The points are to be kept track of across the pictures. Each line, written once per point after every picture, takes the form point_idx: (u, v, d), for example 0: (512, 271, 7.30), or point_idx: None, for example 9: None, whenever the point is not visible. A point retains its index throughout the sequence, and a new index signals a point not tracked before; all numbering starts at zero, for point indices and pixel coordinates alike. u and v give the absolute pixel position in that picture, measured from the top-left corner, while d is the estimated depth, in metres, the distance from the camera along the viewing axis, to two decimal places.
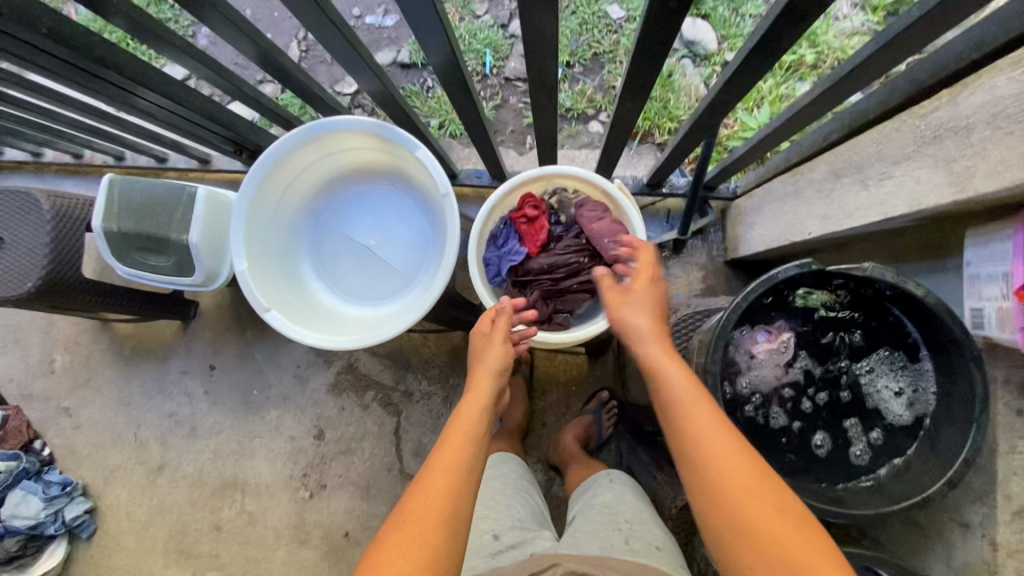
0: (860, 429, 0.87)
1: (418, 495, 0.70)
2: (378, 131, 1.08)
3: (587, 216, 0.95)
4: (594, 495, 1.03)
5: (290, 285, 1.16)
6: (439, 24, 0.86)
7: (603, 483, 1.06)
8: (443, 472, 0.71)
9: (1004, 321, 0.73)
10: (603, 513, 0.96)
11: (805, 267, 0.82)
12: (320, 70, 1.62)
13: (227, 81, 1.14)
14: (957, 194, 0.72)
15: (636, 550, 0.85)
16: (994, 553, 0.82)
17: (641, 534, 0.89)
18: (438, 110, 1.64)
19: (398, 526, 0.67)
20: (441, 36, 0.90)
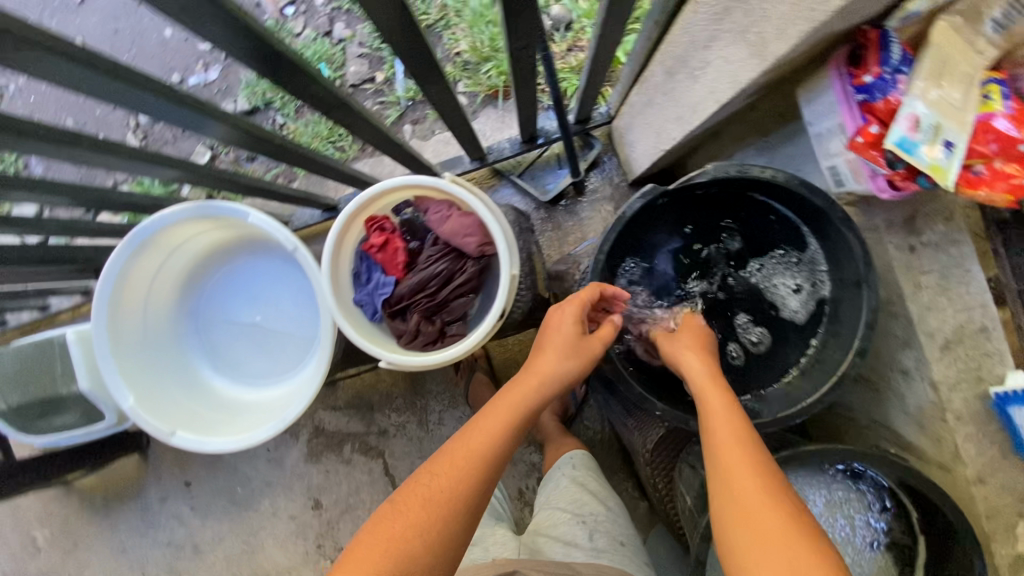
0: (761, 334, 0.85)
1: (435, 475, 0.68)
2: (202, 210, 1.00)
3: (435, 220, 0.89)
4: (556, 487, 1.10)
5: (191, 395, 1.09)
6: (197, 110, 0.81)
7: (565, 472, 1.12)
8: (469, 455, 0.69)
9: (852, 173, 0.69)
10: (567, 507, 1.03)
11: (649, 194, 0.78)
12: (168, 149, 1.66)
13: (33, 227, 1.03)
14: (764, 63, 0.65)
15: (602, 549, 0.95)
16: (938, 391, 0.80)
17: (606, 529, 0.99)
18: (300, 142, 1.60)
19: (412, 499, 0.66)
20: (209, 117, 0.85)
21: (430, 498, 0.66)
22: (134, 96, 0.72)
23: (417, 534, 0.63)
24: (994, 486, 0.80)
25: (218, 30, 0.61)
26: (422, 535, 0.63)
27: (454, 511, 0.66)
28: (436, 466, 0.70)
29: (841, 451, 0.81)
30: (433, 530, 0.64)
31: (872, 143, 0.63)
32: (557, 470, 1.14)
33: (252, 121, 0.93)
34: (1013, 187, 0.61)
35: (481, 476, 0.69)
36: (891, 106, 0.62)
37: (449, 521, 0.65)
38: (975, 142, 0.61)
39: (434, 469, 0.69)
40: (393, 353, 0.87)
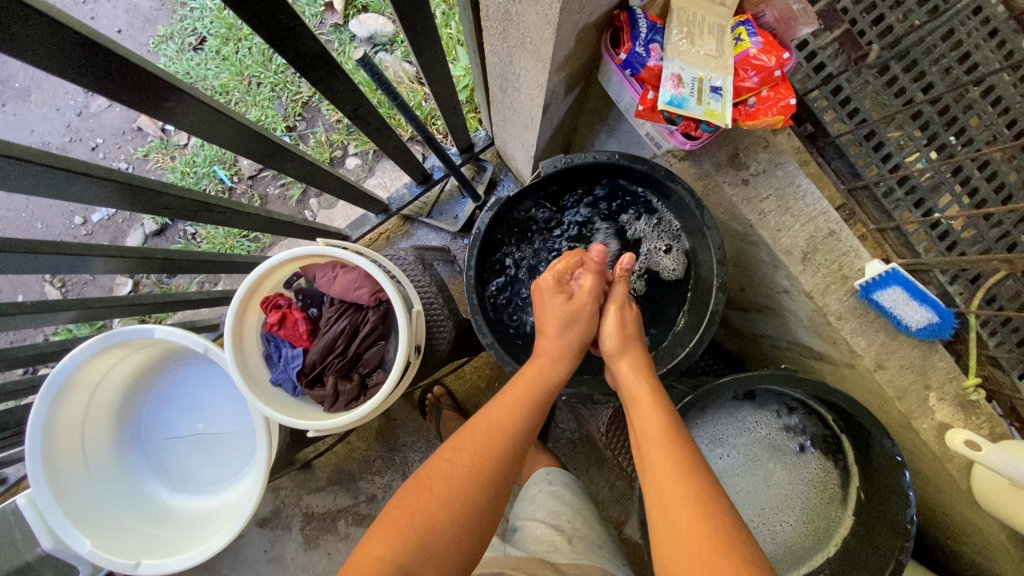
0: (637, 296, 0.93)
1: (457, 451, 0.71)
2: (109, 342, 1.01)
3: (323, 283, 0.94)
4: (531, 498, 1.07)
5: (151, 521, 1.09)
6: (61, 250, 0.81)
7: (543, 487, 1.08)
8: (490, 430, 0.73)
9: (658, 134, 0.77)
10: (544, 519, 0.98)
11: (495, 206, 0.85)
12: (89, 290, 1.68)
13: None
14: (546, 64, 0.72)
15: (582, 550, 0.90)
16: (816, 299, 0.85)
17: (582, 534, 0.95)
18: (214, 245, 1.63)
19: (437, 474, 0.70)
20: (78, 253, 0.84)
21: (455, 472, 0.69)
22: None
23: (440, 504, 0.67)
24: (894, 369, 0.85)
25: (28, 180, 0.64)
26: (446, 506, 0.67)
27: (475, 485, 0.69)
28: (458, 441, 0.73)
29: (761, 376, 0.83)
30: (458, 508, 0.67)
31: (653, 107, 0.70)
32: (534, 486, 1.09)
33: (136, 248, 0.94)
34: (783, 108, 0.68)
35: (499, 453, 0.72)
36: (654, 72, 0.68)
37: (466, 503, 0.68)
38: (739, 80, 0.68)
39: (461, 440, 0.73)
40: (319, 420, 0.89)
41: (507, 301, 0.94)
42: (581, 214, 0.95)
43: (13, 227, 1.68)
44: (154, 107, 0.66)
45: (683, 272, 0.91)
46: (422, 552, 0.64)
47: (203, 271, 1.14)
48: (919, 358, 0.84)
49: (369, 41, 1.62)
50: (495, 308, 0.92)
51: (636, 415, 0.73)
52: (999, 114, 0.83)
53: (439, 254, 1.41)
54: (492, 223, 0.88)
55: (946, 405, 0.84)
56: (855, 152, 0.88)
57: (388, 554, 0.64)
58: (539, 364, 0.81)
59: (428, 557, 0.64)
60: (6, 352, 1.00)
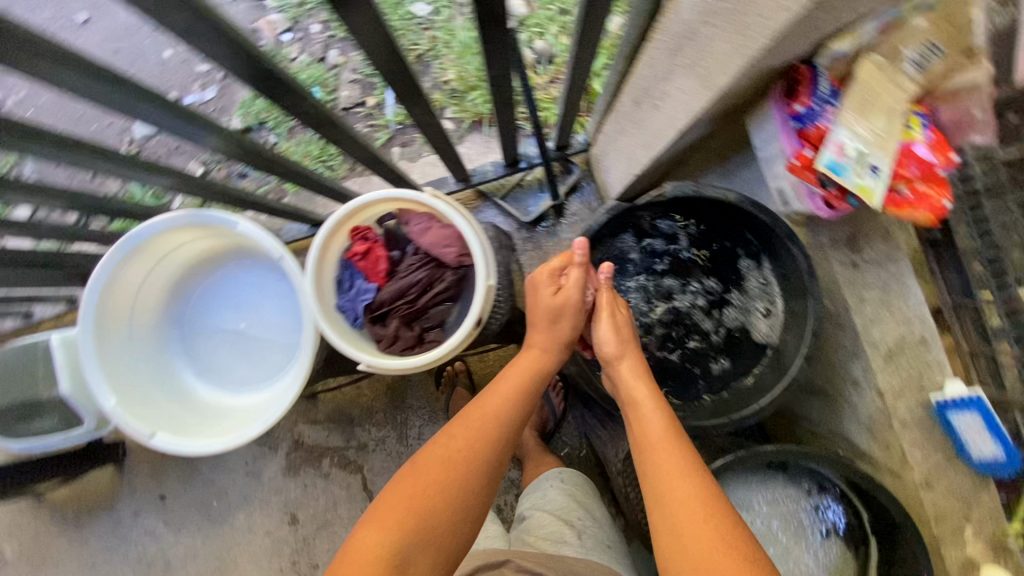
0: (705, 344, 0.90)
1: (452, 438, 0.75)
2: (193, 220, 1.04)
3: (416, 230, 0.95)
4: (541, 491, 1.08)
5: (172, 399, 1.11)
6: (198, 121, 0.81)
7: (553, 483, 1.10)
8: (481, 418, 0.78)
9: (794, 193, 0.77)
10: (554, 512, 1.02)
11: (611, 210, 0.84)
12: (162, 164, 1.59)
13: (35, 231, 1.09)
14: (711, 94, 0.73)
15: (590, 547, 0.95)
16: (884, 399, 0.85)
17: (592, 530, 0.98)
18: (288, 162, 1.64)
19: (433, 461, 0.74)
20: (207, 128, 0.84)
21: (449, 458, 0.73)
22: (119, 102, 0.74)
23: (436, 488, 0.71)
24: (940, 490, 0.84)
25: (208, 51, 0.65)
26: (445, 486, 0.71)
27: (468, 471, 0.73)
28: (452, 429, 0.77)
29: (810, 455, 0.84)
30: (454, 492, 0.72)
31: (807, 166, 0.72)
32: (546, 481, 1.10)
33: (250, 141, 0.95)
34: (933, 207, 0.70)
35: (490, 442, 0.76)
36: (821, 133, 0.70)
37: (460, 487, 0.72)
38: (899, 168, 0.69)
39: (455, 427, 0.77)
40: (371, 356, 0.91)
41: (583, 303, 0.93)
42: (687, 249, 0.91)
43: None
44: (337, 16, 0.67)
45: (773, 340, 0.86)
46: (421, 530, 0.68)
47: (289, 182, 1.16)
48: (968, 489, 0.85)
49: (499, 16, 1.64)
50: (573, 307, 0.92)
51: (638, 417, 0.77)
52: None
53: (506, 238, 1.42)
54: (602, 225, 0.88)
55: (979, 541, 0.84)
56: (973, 272, 0.87)
57: (387, 539, 0.67)
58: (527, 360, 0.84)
59: (426, 540, 0.68)
60: (98, 199, 1.05)
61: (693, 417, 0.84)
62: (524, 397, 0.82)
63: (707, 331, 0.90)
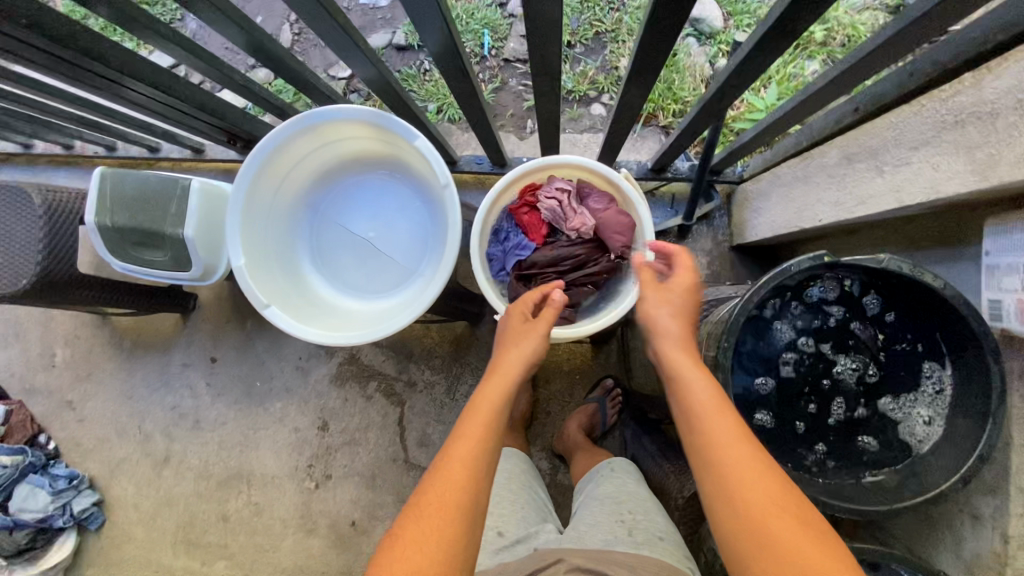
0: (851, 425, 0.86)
1: (432, 488, 0.69)
2: (374, 120, 1.04)
3: (592, 208, 0.93)
4: (595, 488, 1.04)
5: (289, 280, 1.14)
6: (436, 10, 0.81)
7: (606, 475, 1.06)
8: (456, 465, 0.70)
9: (1021, 314, 0.72)
10: (608, 507, 0.96)
11: (818, 259, 0.79)
12: (313, 54, 1.56)
13: (214, 67, 1.12)
14: (980, 182, 0.69)
15: (641, 542, 0.86)
16: (1007, 545, 0.81)
17: (644, 525, 0.90)
18: (435, 94, 1.58)
19: (415, 520, 0.67)
20: (438, 21, 0.84)
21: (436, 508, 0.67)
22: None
23: (427, 544, 0.65)
24: None
25: None
26: (437, 541, 0.65)
27: (460, 514, 0.67)
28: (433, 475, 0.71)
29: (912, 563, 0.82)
30: (448, 540, 0.65)
31: None
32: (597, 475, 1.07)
33: (460, 48, 0.94)
34: None
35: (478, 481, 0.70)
36: None
37: (453, 532, 0.66)
38: None
39: (443, 468, 0.71)
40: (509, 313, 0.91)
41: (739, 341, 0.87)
42: (864, 329, 0.87)
43: None
44: None
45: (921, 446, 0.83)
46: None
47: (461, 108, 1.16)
48: None
49: (694, 22, 1.61)
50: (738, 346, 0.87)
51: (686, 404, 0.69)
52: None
53: None
54: (800, 274, 0.82)
55: None
56: None
57: None
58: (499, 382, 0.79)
59: None
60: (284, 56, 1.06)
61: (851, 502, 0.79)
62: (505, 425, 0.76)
63: (854, 413, 0.87)
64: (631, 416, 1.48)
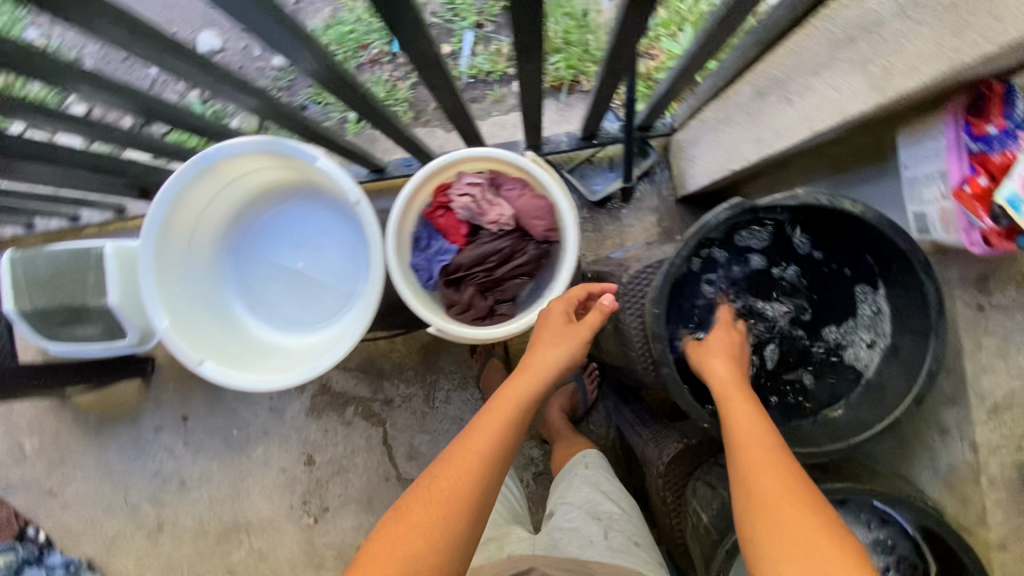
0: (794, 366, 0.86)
1: (438, 479, 0.71)
2: (270, 148, 0.99)
3: (507, 196, 0.89)
4: (570, 482, 1.01)
5: (223, 328, 1.09)
6: (299, 35, 0.75)
7: (580, 470, 1.03)
8: (469, 457, 0.72)
9: (942, 221, 0.69)
10: (581, 506, 0.94)
11: (736, 208, 0.77)
12: None
13: (101, 132, 1.04)
14: (879, 98, 0.66)
15: (617, 549, 0.85)
16: (976, 453, 0.81)
17: (620, 528, 0.89)
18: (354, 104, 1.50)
19: (419, 506, 0.69)
20: (304, 46, 0.79)
21: (443, 498, 0.69)
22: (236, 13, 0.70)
23: (429, 533, 0.67)
24: (1013, 555, 0.81)
25: None
26: (438, 528, 0.67)
27: (466, 508, 0.69)
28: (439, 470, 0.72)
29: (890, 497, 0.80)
30: (451, 529, 0.67)
31: (979, 196, 0.62)
32: (570, 469, 1.04)
33: (338, 65, 0.88)
34: None
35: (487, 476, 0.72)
36: (1006, 163, 0.61)
37: (452, 521, 0.68)
38: None
39: (451, 463, 0.72)
40: (441, 321, 0.87)
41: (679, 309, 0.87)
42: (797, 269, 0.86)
43: None
44: None
45: (870, 370, 0.83)
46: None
47: (364, 117, 1.10)
48: None
49: None
50: (677, 306, 0.86)
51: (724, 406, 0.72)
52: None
53: None
54: (721, 225, 0.79)
55: None
56: None
57: None
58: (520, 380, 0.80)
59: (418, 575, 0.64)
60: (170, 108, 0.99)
61: (805, 445, 0.78)
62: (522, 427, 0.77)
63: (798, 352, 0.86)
64: (610, 388, 1.46)
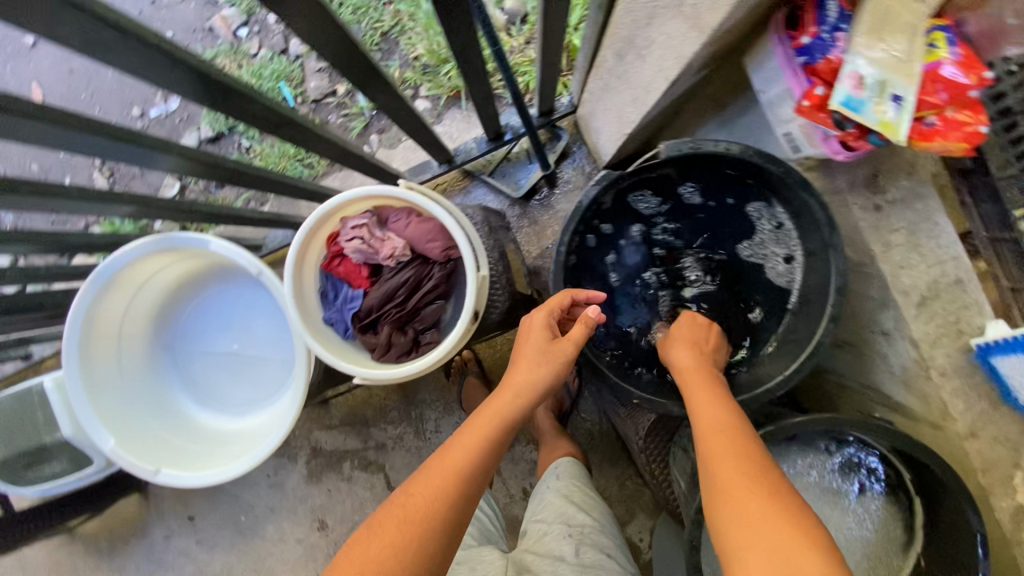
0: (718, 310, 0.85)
1: (411, 496, 0.65)
2: (163, 246, 0.97)
3: (395, 227, 0.88)
4: (543, 498, 1.06)
5: (174, 432, 1.07)
6: (134, 142, 0.80)
7: (551, 483, 1.08)
8: (447, 474, 0.67)
9: (805, 137, 0.68)
10: (552, 521, 0.99)
11: (605, 181, 0.77)
12: (137, 185, 1.60)
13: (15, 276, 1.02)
14: (702, 36, 0.65)
15: (587, 565, 0.90)
16: (920, 350, 0.79)
17: (591, 540, 0.95)
18: (271, 162, 1.57)
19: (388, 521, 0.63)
20: (151, 150, 0.83)
21: (411, 513, 0.63)
22: (33, 129, 0.68)
23: (394, 552, 0.60)
24: (986, 439, 0.79)
25: (131, 57, 0.59)
26: (404, 547, 0.60)
27: (436, 525, 0.62)
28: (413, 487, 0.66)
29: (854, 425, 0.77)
30: (418, 547, 0.61)
31: (818, 105, 0.62)
32: (544, 482, 1.09)
33: (202, 151, 0.91)
34: (968, 134, 0.59)
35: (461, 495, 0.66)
36: (833, 65, 0.60)
37: (422, 539, 0.61)
38: (924, 93, 0.59)
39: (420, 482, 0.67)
40: (365, 369, 0.85)
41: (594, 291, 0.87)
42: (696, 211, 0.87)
43: (71, 106, 1.62)
44: None
45: (793, 286, 0.82)
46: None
47: (263, 189, 1.11)
48: (1017, 434, 0.79)
49: None
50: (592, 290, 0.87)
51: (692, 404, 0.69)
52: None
53: (498, 219, 1.35)
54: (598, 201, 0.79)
55: None
56: None
57: None
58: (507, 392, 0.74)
59: None
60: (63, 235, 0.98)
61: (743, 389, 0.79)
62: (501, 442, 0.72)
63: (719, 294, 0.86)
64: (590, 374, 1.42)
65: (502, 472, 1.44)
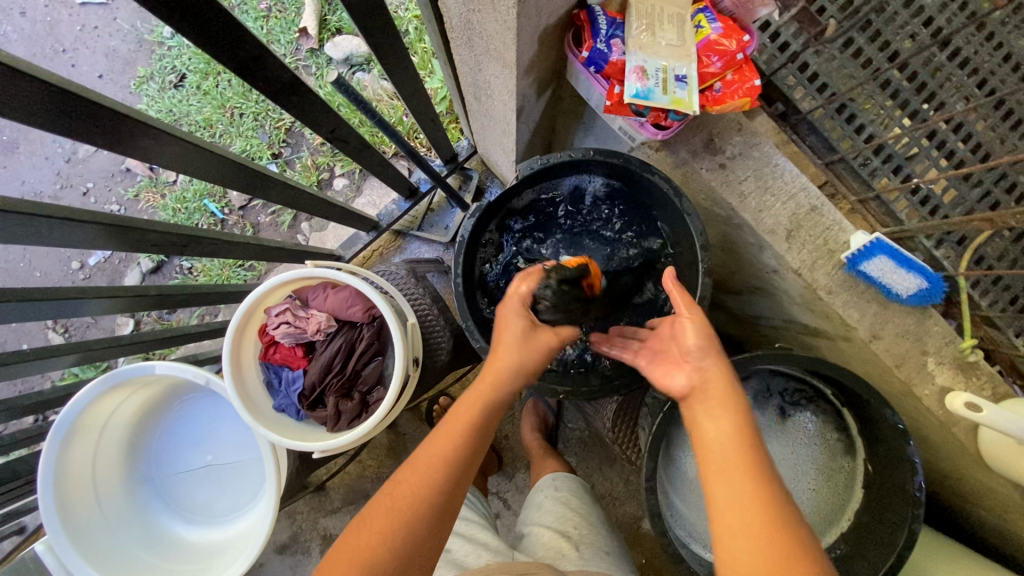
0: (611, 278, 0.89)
1: (399, 483, 0.67)
2: (111, 385, 1.01)
3: (317, 303, 0.96)
4: (538, 506, 1.10)
5: (165, 557, 1.08)
6: (62, 296, 0.83)
7: (548, 494, 1.11)
8: (430, 461, 0.67)
9: (630, 127, 0.80)
10: (551, 525, 1.01)
11: (477, 212, 0.88)
12: (93, 333, 1.65)
13: None
14: (511, 68, 0.73)
15: (589, 557, 0.94)
16: (806, 277, 0.85)
17: (589, 540, 0.98)
18: (213, 274, 1.63)
19: (379, 511, 0.65)
20: (83, 299, 0.87)
21: (395, 506, 0.64)
22: None
23: (380, 542, 0.62)
24: (889, 337, 0.83)
25: (15, 230, 0.65)
26: (386, 542, 0.62)
27: (419, 518, 0.64)
28: (400, 472, 0.68)
29: (762, 358, 0.82)
30: (399, 538, 0.63)
31: (620, 102, 0.72)
32: (541, 492, 1.13)
33: (131, 286, 0.95)
34: (748, 90, 0.70)
35: (442, 486, 0.67)
36: (617, 66, 0.69)
37: (412, 526, 0.64)
38: (703, 66, 0.69)
39: (399, 477, 0.67)
40: (323, 442, 0.90)
41: (501, 310, 0.95)
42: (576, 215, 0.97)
43: (13, 278, 1.68)
44: (129, 147, 0.66)
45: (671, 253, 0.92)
46: None
47: (215, 303, 1.18)
48: (913, 325, 0.83)
49: (346, 62, 1.62)
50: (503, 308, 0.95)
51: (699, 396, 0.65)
52: (993, 51, 0.84)
53: (431, 266, 1.42)
54: (479, 230, 0.90)
55: (946, 369, 0.82)
56: (828, 126, 0.87)
57: None
58: (484, 386, 0.73)
59: None
60: (14, 402, 1.00)
61: None
62: (479, 433, 0.71)
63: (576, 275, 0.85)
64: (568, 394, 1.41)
65: (508, 503, 1.46)
